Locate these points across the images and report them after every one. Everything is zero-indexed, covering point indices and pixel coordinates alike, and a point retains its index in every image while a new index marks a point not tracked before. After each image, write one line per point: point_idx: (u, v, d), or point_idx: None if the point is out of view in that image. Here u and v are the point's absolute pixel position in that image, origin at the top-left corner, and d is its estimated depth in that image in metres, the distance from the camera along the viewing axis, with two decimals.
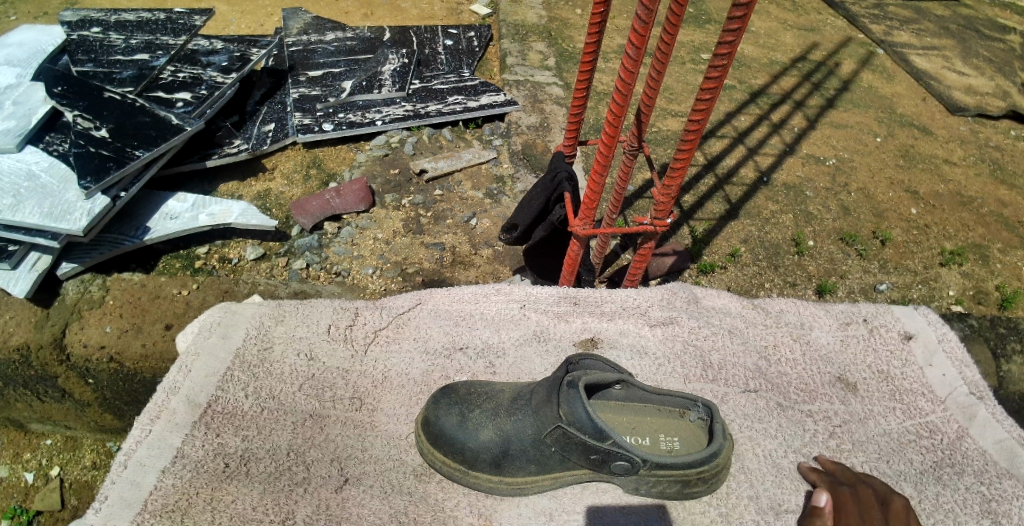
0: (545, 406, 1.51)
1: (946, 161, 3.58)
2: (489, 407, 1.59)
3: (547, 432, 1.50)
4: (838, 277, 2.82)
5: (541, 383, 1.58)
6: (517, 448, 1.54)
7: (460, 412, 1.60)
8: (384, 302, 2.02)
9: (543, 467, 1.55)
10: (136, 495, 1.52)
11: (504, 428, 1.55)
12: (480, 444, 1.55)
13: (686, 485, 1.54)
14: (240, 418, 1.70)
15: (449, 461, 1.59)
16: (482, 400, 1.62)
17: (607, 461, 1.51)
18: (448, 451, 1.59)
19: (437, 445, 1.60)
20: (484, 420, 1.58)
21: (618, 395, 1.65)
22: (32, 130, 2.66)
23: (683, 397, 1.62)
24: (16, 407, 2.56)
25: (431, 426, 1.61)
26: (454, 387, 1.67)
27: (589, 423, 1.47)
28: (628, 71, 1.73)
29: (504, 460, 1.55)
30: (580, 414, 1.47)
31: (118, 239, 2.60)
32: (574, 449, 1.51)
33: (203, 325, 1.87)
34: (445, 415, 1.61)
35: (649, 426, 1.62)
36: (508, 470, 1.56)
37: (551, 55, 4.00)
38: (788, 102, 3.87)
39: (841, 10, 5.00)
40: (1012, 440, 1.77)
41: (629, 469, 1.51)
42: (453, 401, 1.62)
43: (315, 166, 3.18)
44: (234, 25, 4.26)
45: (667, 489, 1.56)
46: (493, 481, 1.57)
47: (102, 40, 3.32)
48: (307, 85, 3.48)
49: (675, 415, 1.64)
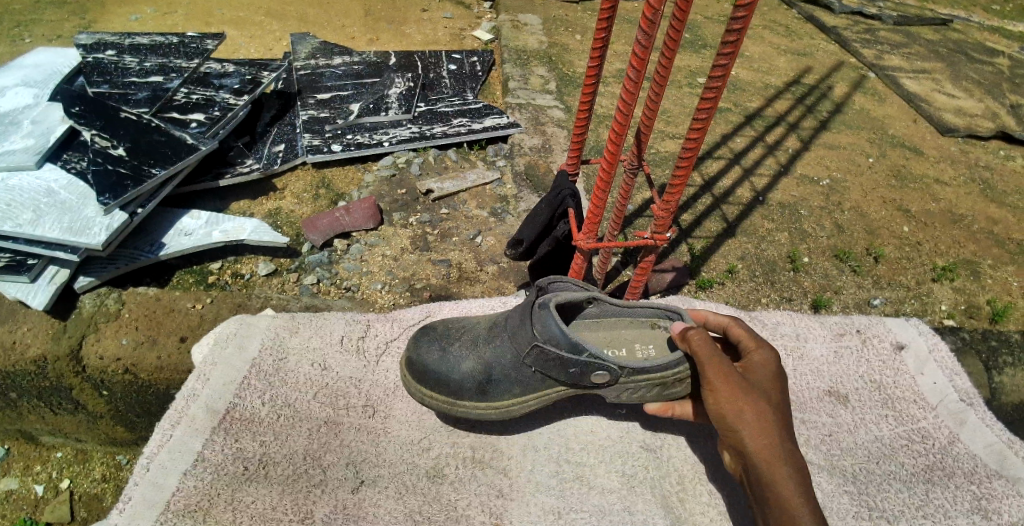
0: (520, 328, 1.64)
1: (937, 180, 3.69)
2: (467, 340, 1.73)
3: (526, 353, 1.62)
4: (833, 292, 2.90)
5: (514, 311, 1.71)
6: (498, 372, 1.66)
7: (440, 347, 1.74)
8: (394, 315, 2.10)
9: (525, 387, 1.67)
10: (159, 496, 1.58)
11: (485, 356, 1.68)
12: (463, 374, 1.68)
13: (665, 387, 1.64)
14: (258, 425, 1.75)
15: (436, 394, 1.71)
16: (459, 335, 1.76)
17: (586, 374, 1.61)
18: (435, 384, 1.70)
19: (422, 380, 1.71)
20: (464, 352, 1.71)
21: (593, 313, 1.81)
22: (50, 148, 2.77)
23: (655, 306, 1.77)
24: (28, 419, 2.61)
25: (416, 364, 1.73)
26: (433, 328, 1.81)
27: (563, 337, 1.59)
28: (629, 92, 1.83)
29: (487, 387, 1.67)
30: (554, 330, 1.59)
31: (133, 253, 2.69)
32: (553, 365, 1.61)
33: (221, 336, 1.94)
34: (426, 352, 1.74)
35: (623, 338, 1.80)
36: (493, 395, 1.68)
37: (552, 79, 4.13)
38: (783, 124, 3.99)
39: (833, 35, 5.16)
40: (1001, 444, 1.85)
41: (607, 376, 1.61)
42: (433, 340, 1.76)
43: (324, 186, 3.27)
44: (243, 49, 4.41)
45: (647, 394, 1.66)
46: (478, 406, 1.69)
47: (117, 62, 3.43)
48: (316, 107, 3.59)
49: (647, 326, 1.83)
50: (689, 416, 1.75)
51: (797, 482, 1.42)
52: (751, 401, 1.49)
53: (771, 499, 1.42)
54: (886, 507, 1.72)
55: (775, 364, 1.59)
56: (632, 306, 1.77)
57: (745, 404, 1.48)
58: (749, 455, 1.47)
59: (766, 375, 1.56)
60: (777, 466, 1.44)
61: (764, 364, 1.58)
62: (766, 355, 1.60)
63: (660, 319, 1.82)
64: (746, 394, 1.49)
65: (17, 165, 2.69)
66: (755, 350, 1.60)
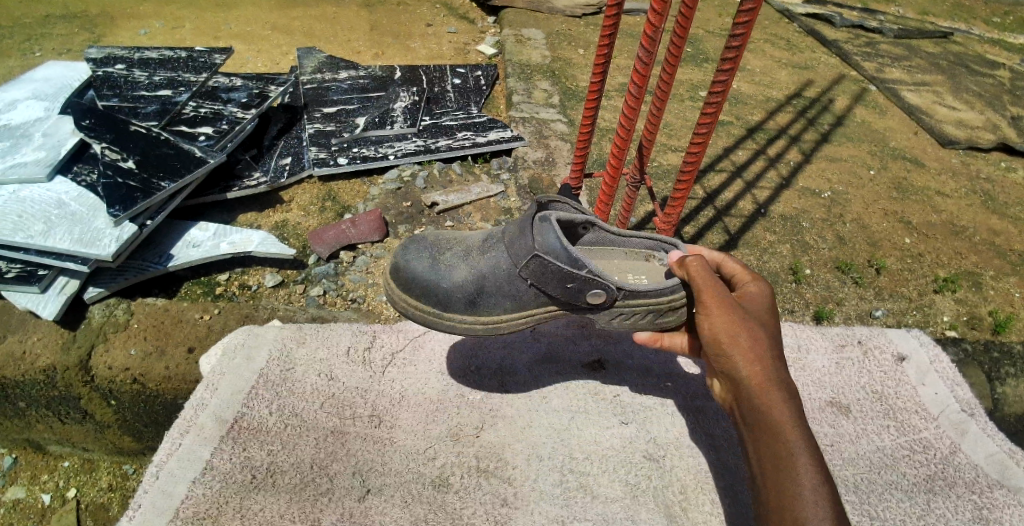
0: (520, 238, 1.69)
1: (939, 192, 3.71)
2: (458, 252, 1.77)
3: (524, 264, 1.67)
4: (835, 303, 2.92)
5: (512, 224, 1.75)
6: (490, 283, 1.71)
7: (431, 257, 1.76)
8: (400, 326, 2.13)
9: (517, 304, 1.73)
10: (169, 504, 1.60)
11: (478, 268, 1.73)
12: (454, 284, 1.72)
13: (658, 314, 1.73)
14: (265, 434, 1.78)
15: (425, 304, 1.74)
16: (450, 248, 1.79)
17: (581, 292, 1.68)
18: (425, 294, 1.73)
19: (411, 288, 1.74)
20: (456, 262, 1.75)
21: (590, 240, 1.90)
22: (61, 160, 2.82)
23: (652, 238, 1.86)
24: (36, 428, 2.63)
25: (405, 272, 1.74)
26: (423, 238, 1.82)
27: (562, 251, 1.66)
28: (631, 108, 1.88)
29: (478, 299, 1.72)
30: (553, 243, 1.66)
31: (142, 265, 2.73)
32: (550, 279, 1.67)
33: (229, 347, 1.98)
34: (417, 258, 1.76)
35: (617, 267, 1.88)
36: (483, 307, 1.73)
37: (556, 93, 4.18)
38: (784, 137, 4.03)
39: (834, 48, 5.21)
40: (1002, 454, 1.87)
41: (603, 296, 1.68)
42: (424, 249, 1.78)
43: (329, 199, 3.31)
44: (250, 63, 4.47)
45: (640, 320, 1.75)
46: (467, 320, 1.74)
47: (127, 76, 3.48)
48: (322, 121, 3.64)
49: (642, 258, 1.91)
50: (679, 348, 1.76)
51: (790, 406, 1.36)
52: (744, 322, 1.46)
53: (762, 422, 1.35)
54: (887, 516, 1.73)
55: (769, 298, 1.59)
56: (629, 235, 1.87)
57: (738, 324, 1.46)
58: (741, 380, 1.42)
59: (760, 305, 1.54)
60: (769, 389, 1.38)
61: (760, 294, 1.57)
62: (761, 287, 1.59)
63: (654, 253, 1.90)
64: (738, 315, 1.47)
65: (29, 177, 2.73)
66: (750, 282, 1.59)
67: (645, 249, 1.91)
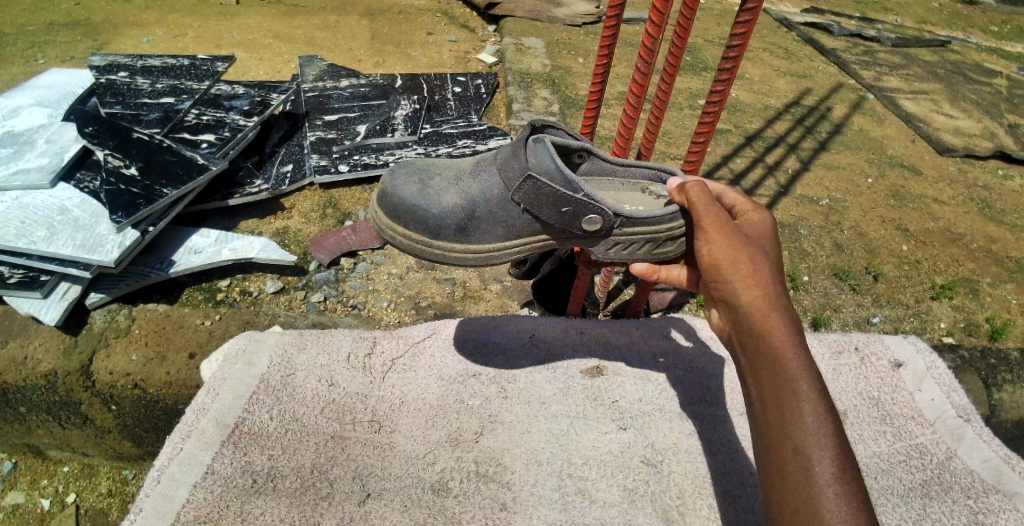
0: (514, 161, 1.66)
1: (936, 200, 3.73)
2: (448, 180, 1.74)
3: (518, 187, 1.64)
4: (833, 310, 2.93)
5: (506, 148, 1.72)
6: (483, 209, 1.69)
7: (420, 183, 1.72)
8: (400, 332, 2.14)
9: (510, 230, 1.71)
10: (169, 507, 1.61)
11: (469, 194, 1.70)
12: (444, 211, 1.68)
13: (656, 245, 1.73)
14: (266, 439, 1.79)
15: (413, 233, 1.71)
16: (439, 176, 1.76)
17: (577, 217, 1.64)
18: (413, 221, 1.70)
19: (400, 215, 1.70)
20: (446, 189, 1.72)
21: (585, 170, 1.85)
22: (64, 167, 2.85)
23: (648, 168, 1.83)
24: (36, 433, 2.64)
25: (393, 199, 1.71)
26: (411, 167, 1.79)
27: (557, 173, 1.62)
28: (629, 117, 1.91)
29: (469, 226, 1.70)
30: (548, 165, 1.63)
31: (144, 270, 2.74)
32: (545, 203, 1.64)
33: (230, 353, 1.99)
34: (405, 184, 1.72)
35: (614, 198, 1.85)
36: (474, 236, 1.71)
37: (555, 101, 4.22)
38: (782, 145, 4.06)
39: (832, 57, 5.25)
40: (998, 459, 1.87)
41: (600, 222, 1.65)
42: (413, 176, 1.75)
43: (330, 206, 3.33)
44: (252, 71, 4.51)
45: (639, 250, 1.74)
46: (458, 248, 1.72)
47: (129, 84, 3.50)
48: (323, 128, 3.67)
49: (638, 190, 1.87)
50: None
51: (791, 333, 1.32)
52: (743, 247, 1.43)
53: (762, 349, 1.32)
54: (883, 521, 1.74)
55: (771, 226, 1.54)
56: (626, 165, 1.83)
57: (738, 249, 1.42)
58: (740, 305, 1.38)
59: (761, 233, 1.50)
60: (770, 316, 1.35)
61: (760, 223, 1.53)
62: (762, 216, 1.54)
63: (652, 184, 1.87)
64: (738, 241, 1.43)
65: (32, 183, 2.76)
66: (751, 211, 1.55)
67: (643, 180, 1.87)
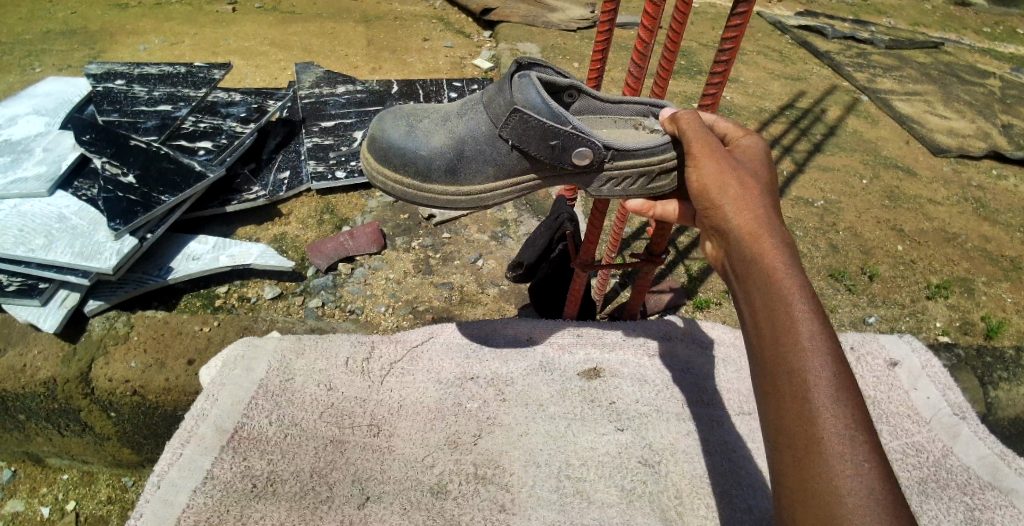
0: (500, 96, 1.62)
1: (930, 201, 3.75)
2: (436, 122, 1.73)
3: (505, 122, 1.60)
4: (829, 310, 2.95)
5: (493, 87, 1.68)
6: (471, 147, 1.67)
7: (406, 126, 1.72)
8: (398, 336, 2.15)
9: (499, 168, 1.69)
10: (170, 512, 1.61)
11: (456, 134, 1.68)
12: (432, 151, 1.68)
13: (650, 179, 1.65)
14: (265, 443, 1.80)
15: (401, 175, 1.71)
16: (427, 119, 1.76)
17: (567, 150, 1.60)
18: (401, 163, 1.70)
19: (388, 160, 1.71)
20: (433, 131, 1.71)
21: (574, 107, 1.76)
22: (62, 175, 2.86)
23: (639, 103, 1.74)
24: (35, 441, 2.64)
25: (381, 143, 1.71)
26: (399, 112, 1.79)
27: (543, 106, 1.57)
28: None
29: (458, 166, 1.68)
30: (534, 98, 1.58)
31: (142, 278, 2.76)
32: (533, 137, 1.60)
33: (229, 358, 1.99)
34: (393, 128, 1.73)
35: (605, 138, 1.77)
36: (464, 177, 1.70)
37: None
38: (777, 147, 4.08)
39: (826, 60, 5.28)
40: (993, 456, 1.89)
41: (589, 155, 1.60)
42: (401, 120, 1.75)
43: (327, 212, 3.35)
44: (249, 78, 4.52)
45: (632, 187, 1.67)
46: (448, 190, 1.71)
47: (127, 91, 3.52)
48: (320, 135, 3.68)
49: (630, 126, 1.78)
50: (672, 218, 1.65)
51: (785, 251, 1.25)
52: (732, 171, 1.37)
53: (752, 271, 1.25)
54: None
55: (764, 150, 1.47)
56: (616, 101, 1.73)
57: (726, 173, 1.37)
58: (730, 228, 1.32)
59: (753, 159, 1.44)
60: (761, 236, 1.28)
61: (753, 149, 1.46)
62: (755, 142, 1.48)
63: (645, 119, 1.78)
64: (728, 165, 1.38)
65: (30, 192, 2.77)
66: (744, 137, 1.49)
67: (636, 116, 1.78)
